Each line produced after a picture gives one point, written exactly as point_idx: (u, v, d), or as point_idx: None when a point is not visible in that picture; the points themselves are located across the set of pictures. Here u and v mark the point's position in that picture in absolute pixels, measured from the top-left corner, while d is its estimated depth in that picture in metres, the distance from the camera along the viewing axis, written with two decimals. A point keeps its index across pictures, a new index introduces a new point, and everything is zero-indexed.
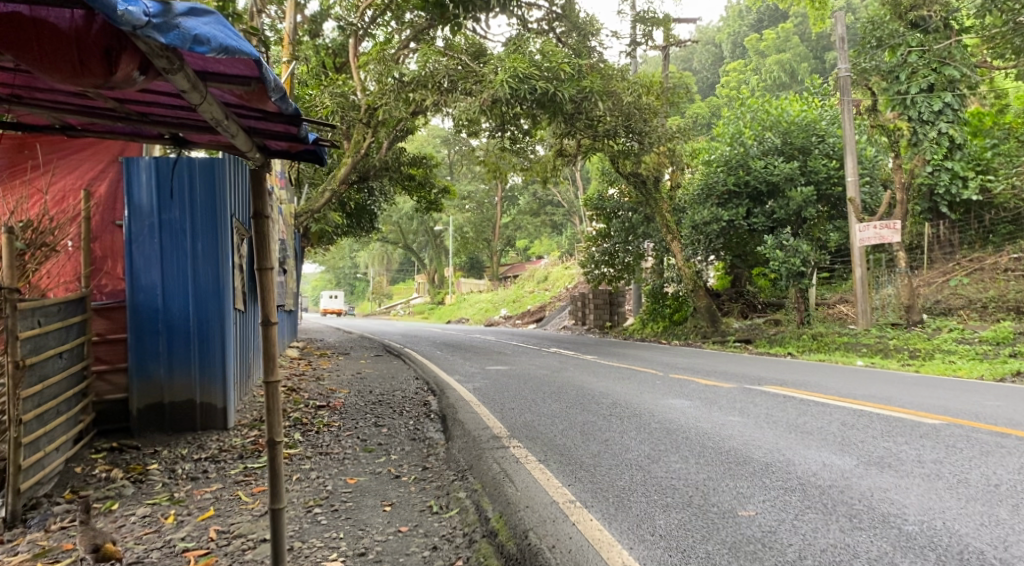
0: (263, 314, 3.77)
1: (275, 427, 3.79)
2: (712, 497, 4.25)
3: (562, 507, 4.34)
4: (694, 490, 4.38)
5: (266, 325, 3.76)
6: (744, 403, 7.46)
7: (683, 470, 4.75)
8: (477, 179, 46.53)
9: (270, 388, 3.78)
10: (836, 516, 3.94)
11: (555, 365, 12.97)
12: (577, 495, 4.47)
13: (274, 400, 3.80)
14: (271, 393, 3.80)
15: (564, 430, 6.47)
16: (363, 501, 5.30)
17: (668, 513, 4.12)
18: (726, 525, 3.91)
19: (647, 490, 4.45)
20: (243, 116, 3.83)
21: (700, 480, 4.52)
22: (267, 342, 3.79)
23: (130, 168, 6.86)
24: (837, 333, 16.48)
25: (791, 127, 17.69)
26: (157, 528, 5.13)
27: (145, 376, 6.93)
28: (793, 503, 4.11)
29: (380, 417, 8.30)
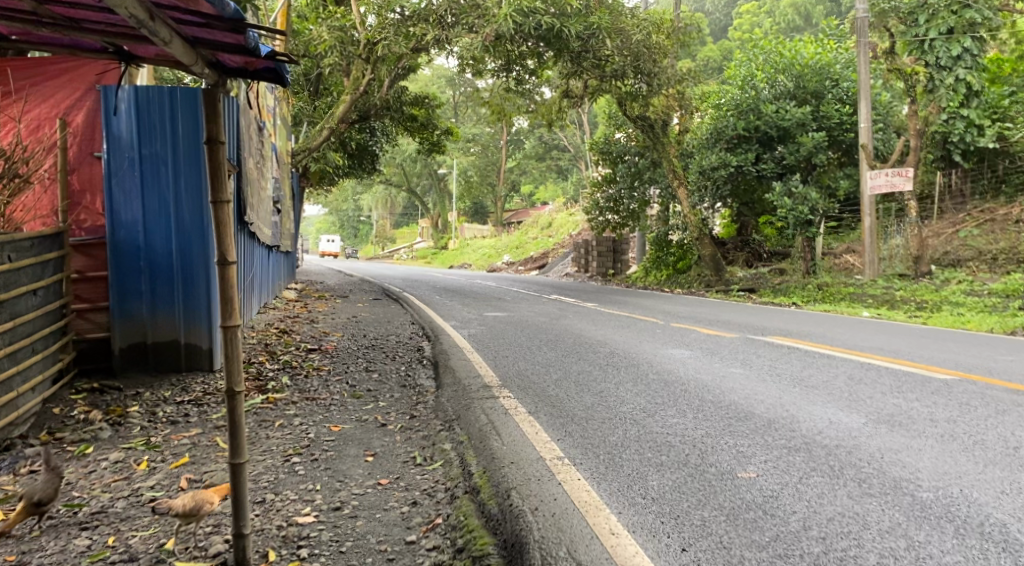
0: (220, 253, 3.46)
1: (234, 376, 3.49)
2: (710, 457, 3.98)
3: (549, 464, 4.07)
4: (691, 448, 4.11)
5: (223, 265, 3.46)
6: (747, 354, 7.19)
7: (680, 426, 4.48)
8: (483, 122, 45.82)
9: (229, 334, 3.48)
10: (843, 480, 3.67)
11: (554, 312, 12.68)
12: (567, 452, 4.21)
13: (232, 347, 3.50)
14: (230, 340, 3.49)
15: (558, 380, 6.22)
16: (346, 450, 5.05)
17: (661, 474, 3.85)
18: (724, 488, 3.65)
19: (640, 447, 4.19)
20: (180, 20, 3.32)
21: (697, 437, 4.24)
22: (226, 283, 3.48)
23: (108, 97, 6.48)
24: (842, 283, 16.20)
25: (804, 72, 17.13)
26: (127, 475, 4.87)
27: (127, 316, 6.63)
28: (797, 465, 3.83)
29: (372, 362, 8.04)
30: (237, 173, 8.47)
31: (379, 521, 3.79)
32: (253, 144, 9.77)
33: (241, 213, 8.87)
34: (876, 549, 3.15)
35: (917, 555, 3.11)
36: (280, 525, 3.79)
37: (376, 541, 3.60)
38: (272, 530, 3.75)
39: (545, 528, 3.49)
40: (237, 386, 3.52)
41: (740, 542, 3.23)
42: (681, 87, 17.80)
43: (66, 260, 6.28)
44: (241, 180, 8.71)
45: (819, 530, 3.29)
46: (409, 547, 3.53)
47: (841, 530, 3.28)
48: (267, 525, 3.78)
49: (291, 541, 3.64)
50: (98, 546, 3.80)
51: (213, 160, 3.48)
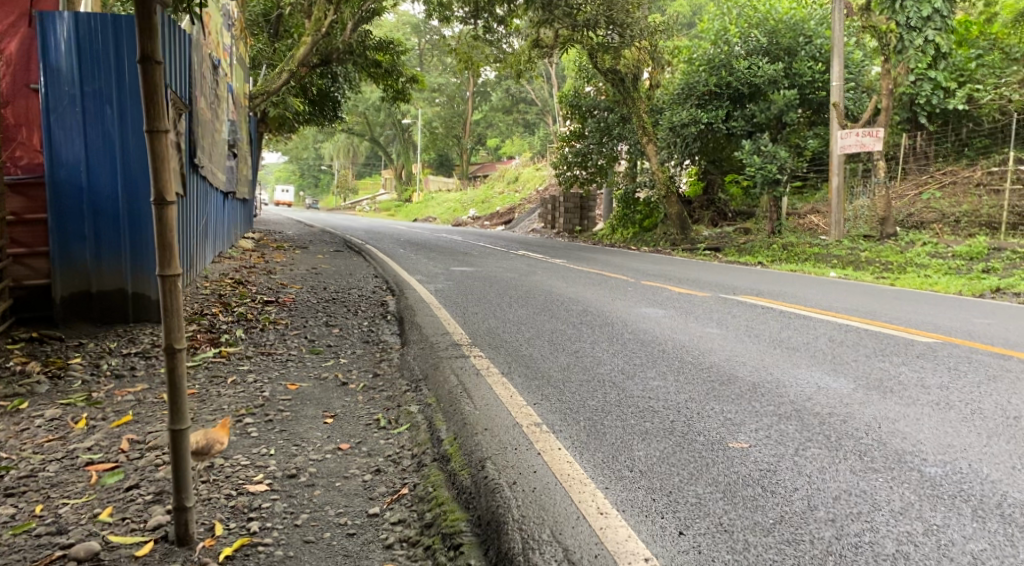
0: (157, 192, 3.06)
1: (174, 331, 3.09)
2: (697, 425, 3.72)
3: (525, 431, 3.79)
4: (676, 414, 3.86)
5: (161, 205, 3.05)
6: (723, 314, 6.97)
7: (661, 390, 4.21)
8: (449, 72, 44.94)
9: (167, 283, 3.07)
10: (843, 453, 3.45)
11: (521, 268, 12.36)
12: (544, 417, 3.92)
13: (174, 298, 3.09)
14: (171, 290, 3.09)
15: (530, 338, 5.95)
16: (304, 411, 4.75)
17: (648, 444, 3.58)
18: (717, 461, 3.41)
19: (622, 412, 3.92)
20: None
21: (681, 402, 3.99)
22: (164, 225, 3.08)
23: (45, 23, 5.92)
24: (808, 243, 16.12)
25: (778, 27, 16.79)
26: (62, 435, 4.51)
27: (68, 261, 6.17)
28: (791, 435, 3.60)
29: (333, 316, 7.67)
30: (186, 111, 8.03)
31: (340, 491, 3.50)
32: (207, 83, 9.27)
33: (192, 154, 8.41)
34: (893, 534, 2.93)
35: (936, 541, 2.90)
36: (230, 494, 3.46)
37: (336, 513, 3.31)
38: (220, 499, 3.42)
39: (524, 504, 3.21)
40: (178, 342, 3.12)
41: (743, 526, 3.00)
42: (654, 40, 17.39)
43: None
44: (191, 119, 8.27)
45: (826, 511, 3.06)
46: (372, 520, 3.26)
47: (850, 512, 3.06)
48: (215, 493, 3.47)
49: (240, 512, 3.33)
50: (24, 516, 3.43)
51: (150, 81, 3.05)
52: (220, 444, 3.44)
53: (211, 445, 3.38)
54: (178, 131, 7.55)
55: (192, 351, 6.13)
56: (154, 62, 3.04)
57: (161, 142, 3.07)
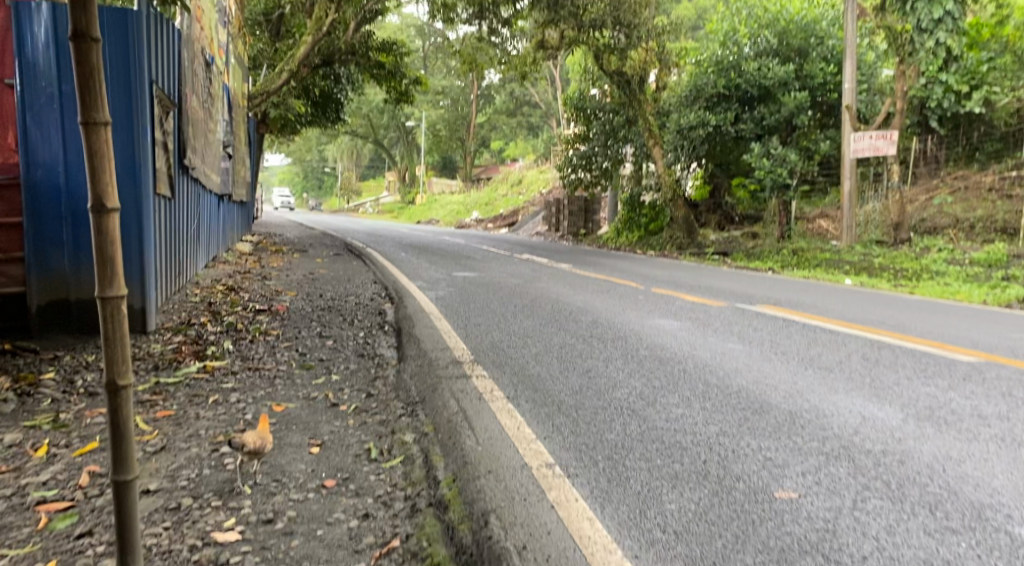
0: (95, 199, 2.62)
1: (118, 365, 2.71)
2: (735, 468, 3.28)
3: (535, 476, 3.32)
4: (710, 452, 3.42)
5: (100, 215, 2.62)
6: (744, 327, 6.50)
7: (688, 420, 3.74)
8: (453, 75, 44.66)
9: (108, 307, 2.65)
10: (909, 506, 3.01)
11: (526, 274, 11.90)
12: (556, 457, 3.46)
13: (117, 324, 2.68)
14: (115, 315, 2.68)
15: (537, 354, 5.48)
16: (287, 437, 4.32)
17: (680, 493, 3.13)
18: (766, 517, 2.96)
19: (646, 450, 3.46)
20: None
21: (712, 438, 3.53)
22: (104, 238, 2.66)
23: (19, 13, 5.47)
24: (819, 248, 15.66)
25: (788, 28, 16.35)
26: (17, 466, 4.13)
27: (46, 268, 5.75)
28: (845, 482, 3.17)
29: (327, 326, 7.21)
30: (175, 109, 7.60)
31: (320, 540, 3.05)
32: (197, 79, 8.86)
33: (181, 155, 7.99)
34: None
35: None
36: (194, 545, 3.06)
37: None
38: (181, 552, 3.02)
39: None
40: (122, 375, 2.73)
41: None
42: (661, 39, 16.95)
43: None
44: (181, 118, 7.86)
45: None
46: None
47: None
48: (176, 544, 3.09)
49: None
50: None
51: (84, 65, 2.60)
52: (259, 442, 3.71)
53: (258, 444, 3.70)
54: (164, 130, 7.13)
55: (174, 366, 5.69)
56: (90, 41, 2.60)
57: (100, 137, 2.63)
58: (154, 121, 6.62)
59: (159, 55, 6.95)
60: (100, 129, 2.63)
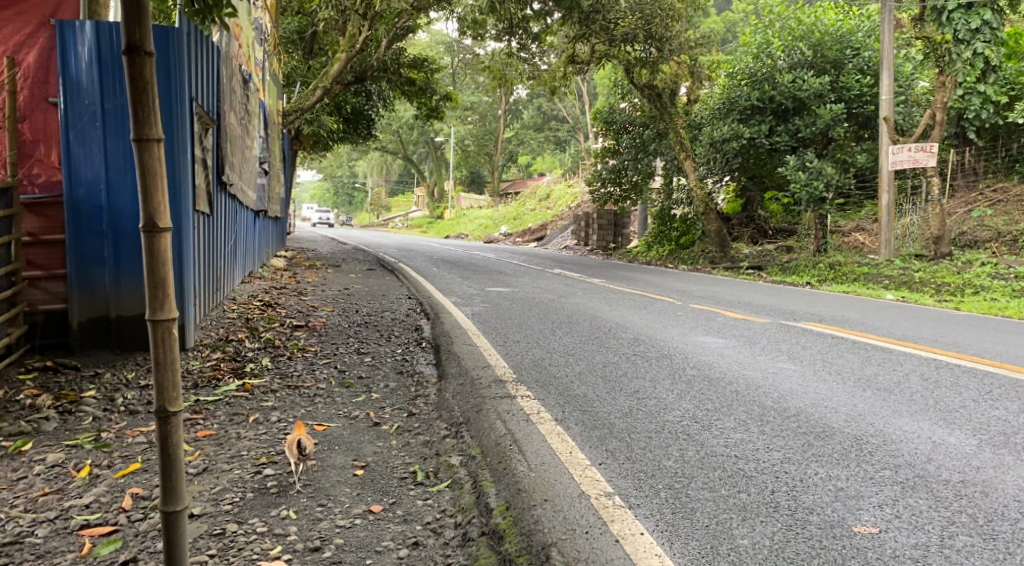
0: (146, 219, 2.55)
1: (168, 390, 2.65)
2: (807, 500, 3.16)
3: (594, 506, 3.21)
4: (777, 481, 3.30)
5: (151, 235, 2.55)
6: (791, 345, 6.33)
7: (748, 446, 3.60)
8: (480, 90, 44.83)
9: (158, 330, 2.60)
10: (1003, 545, 2.88)
11: (560, 289, 11.78)
12: (615, 485, 3.34)
13: (167, 349, 2.62)
14: (165, 339, 2.63)
15: (580, 373, 5.35)
16: (330, 459, 4.23)
17: (752, 527, 3.01)
18: (849, 555, 2.83)
19: (708, 478, 3.34)
20: None
21: (777, 467, 3.40)
22: (155, 257, 2.59)
23: (64, 34, 5.53)
24: (856, 262, 15.36)
25: (824, 39, 16.09)
26: (60, 488, 4.08)
27: (87, 284, 5.80)
28: (926, 516, 3.05)
29: (364, 342, 7.12)
30: (214, 125, 7.59)
31: None
32: (235, 96, 8.88)
33: (220, 171, 7.98)
34: None
35: None
36: None
37: None
38: None
39: None
40: (172, 402, 2.67)
41: None
42: (694, 53, 16.80)
43: (14, 220, 5.51)
44: (220, 134, 7.86)
45: None
46: None
47: None
48: None
49: None
50: None
51: (137, 79, 2.53)
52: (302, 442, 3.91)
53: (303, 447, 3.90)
54: (204, 147, 7.13)
55: (214, 384, 5.64)
56: (143, 54, 2.53)
57: (153, 154, 2.56)
58: (194, 138, 6.62)
59: (199, 71, 6.95)
60: (152, 145, 2.56)
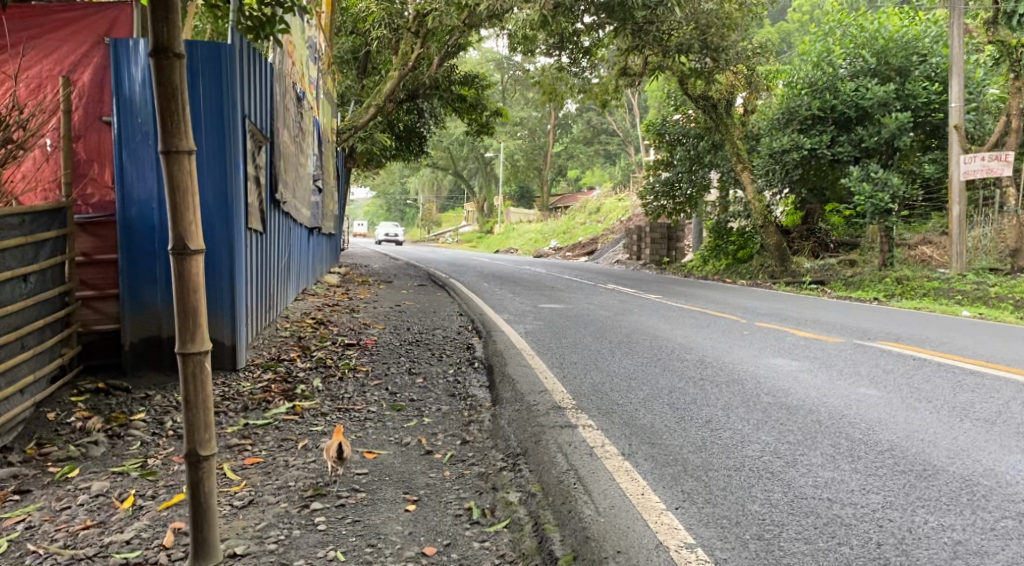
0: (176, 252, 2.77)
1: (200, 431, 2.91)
2: (921, 556, 2.87)
3: (675, 559, 2.94)
4: (882, 532, 3.02)
5: (180, 262, 2.76)
6: (872, 369, 5.91)
7: (842, 488, 3.32)
8: (531, 104, 44.76)
9: (190, 363, 2.86)
10: None
11: (616, 306, 11.46)
12: (698, 535, 3.07)
13: (199, 384, 2.88)
14: (196, 372, 2.86)
15: (646, 399, 5.01)
16: (381, 492, 3.98)
17: None
18: None
19: (803, 526, 3.07)
20: None
21: (878, 514, 3.12)
22: (186, 283, 2.81)
23: (118, 54, 5.45)
24: (926, 276, 14.67)
25: (889, 45, 15.27)
26: (102, 520, 3.91)
27: (140, 304, 5.69)
28: None
29: (416, 362, 6.88)
30: (267, 143, 7.49)
31: None
32: (288, 114, 8.79)
33: (273, 189, 7.88)
34: None
35: None
36: None
37: None
38: None
39: None
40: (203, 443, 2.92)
41: None
42: (751, 63, 16.34)
43: (68, 239, 5.42)
44: (274, 152, 7.76)
45: None
46: None
47: None
48: None
49: None
50: None
51: (168, 113, 2.75)
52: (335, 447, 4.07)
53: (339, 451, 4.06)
54: (257, 165, 7.01)
55: (264, 406, 5.45)
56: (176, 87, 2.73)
57: (180, 179, 2.77)
58: (247, 155, 6.49)
59: (253, 89, 6.85)
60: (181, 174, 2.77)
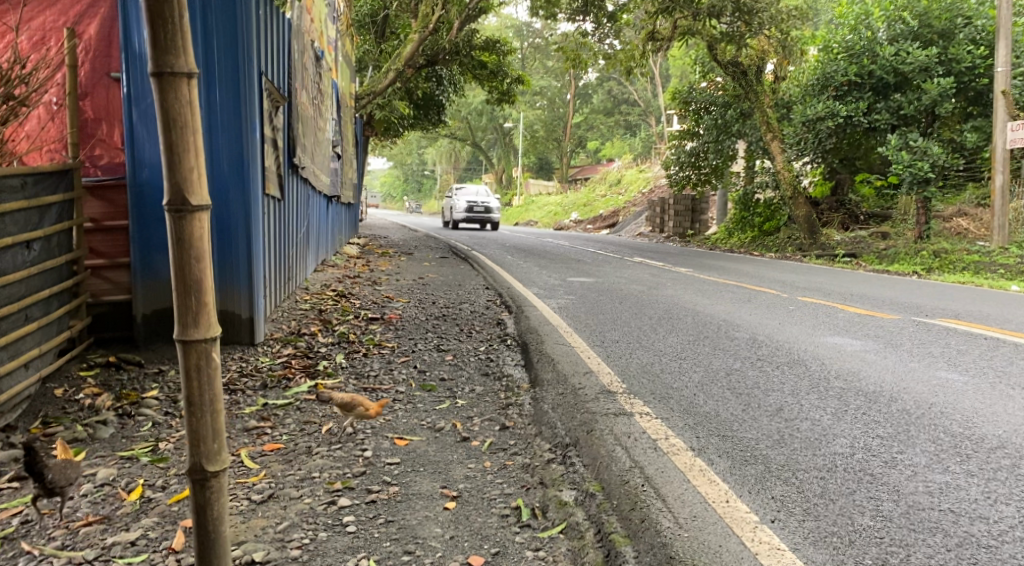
0: (174, 196, 2.25)
1: (205, 439, 2.39)
2: None
3: None
4: None
5: (177, 217, 2.25)
6: (945, 350, 5.42)
7: (966, 498, 3.07)
8: (551, 74, 43.88)
9: (190, 352, 2.33)
10: None
11: (648, 279, 10.96)
12: (808, 555, 2.77)
13: (203, 377, 2.35)
14: (201, 365, 2.35)
15: (702, 383, 4.56)
16: (415, 485, 3.57)
17: None
18: None
19: (936, 545, 2.80)
20: None
21: (1013, 532, 2.86)
22: (184, 244, 2.28)
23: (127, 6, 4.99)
24: (964, 250, 14.04)
25: (931, 8, 14.32)
26: (106, 514, 3.50)
27: (153, 274, 5.29)
28: None
29: (445, 338, 6.44)
30: (285, 102, 7.03)
31: None
32: (308, 74, 8.32)
33: (292, 153, 7.43)
34: None
35: None
36: None
37: None
38: None
39: None
40: (212, 458, 2.41)
41: None
42: (784, 27, 15.53)
43: (75, 204, 5.01)
44: (292, 112, 7.30)
45: None
46: None
47: None
48: None
49: None
50: None
51: (160, 30, 2.22)
52: (364, 408, 4.38)
53: (355, 404, 4.37)
54: (275, 126, 6.56)
55: (284, 384, 5.04)
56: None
57: (178, 100, 2.25)
58: (264, 115, 6.02)
59: (269, 44, 6.38)
60: (179, 84, 2.24)
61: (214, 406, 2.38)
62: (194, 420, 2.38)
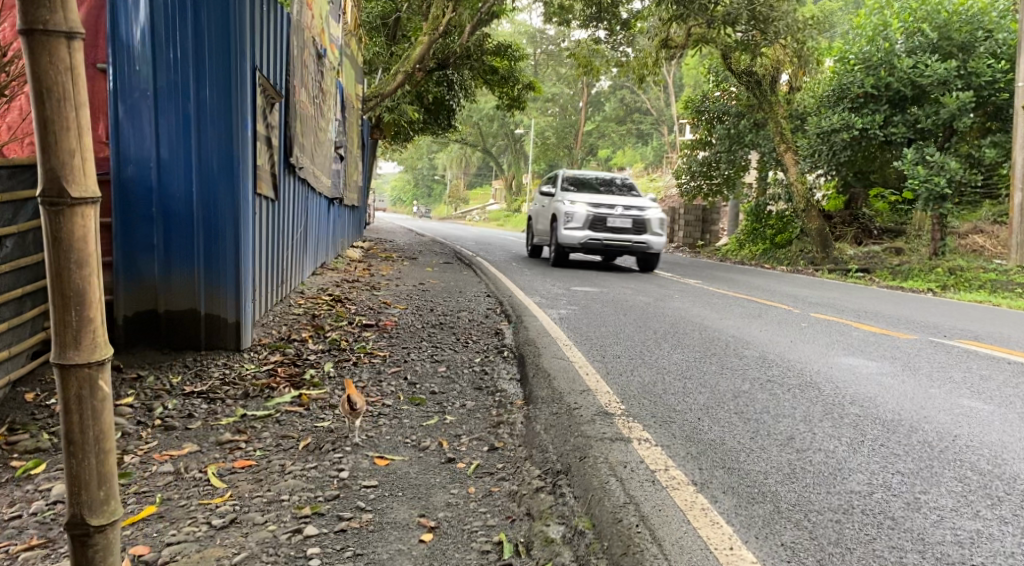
0: (48, 190, 1.89)
1: (86, 479, 2.04)
2: None
3: None
4: None
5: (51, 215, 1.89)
6: (968, 375, 5.08)
7: (998, 551, 2.76)
8: (564, 81, 43.59)
9: (68, 376, 1.97)
10: None
11: (656, 290, 10.63)
12: None
13: (86, 407, 2.00)
14: (83, 393, 2.00)
15: (707, 406, 4.24)
16: (391, 512, 3.26)
17: None
18: None
19: None
20: None
21: None
22: (60, 248, 1.91)
23: None
24: (981, 267, 13.66)
25: (951, 20, 13.86)
26: (52, 537, 3.23)
27: (136, 275, 4.98)
28: None
29: (439, 348, 6.13)
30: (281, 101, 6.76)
31: None
32: (308, 72, 8.04)
33: (288, 153, 7.15)
34: None
35: None
36: None
37: None
38: None
39: None
40: (99, 499, 2.07)
41: None
42: (801, 37, 15.15)
43: None
44: (289, 110, 7.03)
45: None
46: None
47: None
48: None
49: None
50: None
51: None
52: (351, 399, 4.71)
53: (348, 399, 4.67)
54: (270, 123, 6.28)
55: (266, 394, 4.73)
56: None
57: (51, 73, 1.87)
58: (257, 111, 5.74)
59: (266, 40, 6.12)
60: (54, 44, 1.87)
61: (101, 445, 2.04)
62: (77, 463, 2.04)
